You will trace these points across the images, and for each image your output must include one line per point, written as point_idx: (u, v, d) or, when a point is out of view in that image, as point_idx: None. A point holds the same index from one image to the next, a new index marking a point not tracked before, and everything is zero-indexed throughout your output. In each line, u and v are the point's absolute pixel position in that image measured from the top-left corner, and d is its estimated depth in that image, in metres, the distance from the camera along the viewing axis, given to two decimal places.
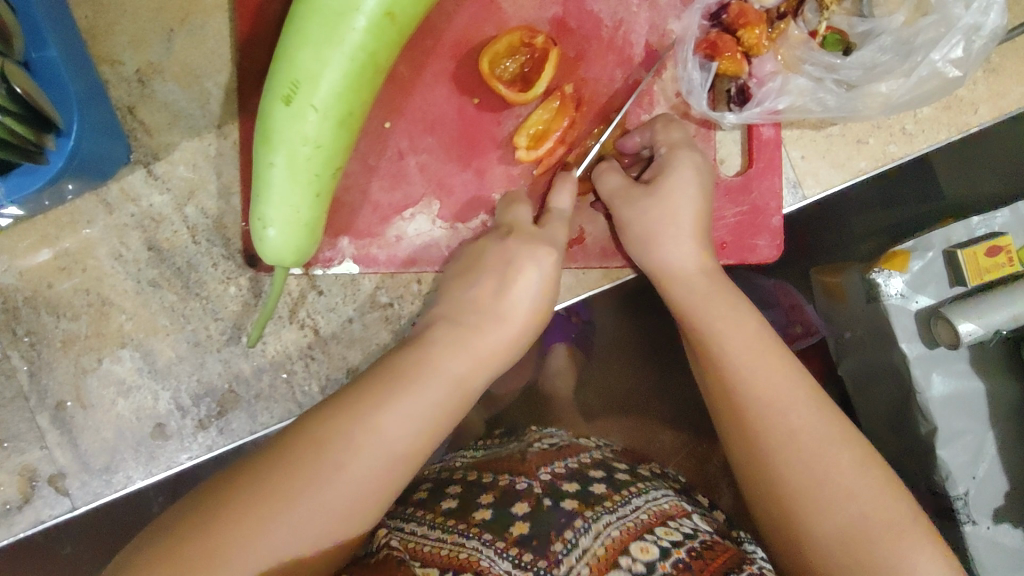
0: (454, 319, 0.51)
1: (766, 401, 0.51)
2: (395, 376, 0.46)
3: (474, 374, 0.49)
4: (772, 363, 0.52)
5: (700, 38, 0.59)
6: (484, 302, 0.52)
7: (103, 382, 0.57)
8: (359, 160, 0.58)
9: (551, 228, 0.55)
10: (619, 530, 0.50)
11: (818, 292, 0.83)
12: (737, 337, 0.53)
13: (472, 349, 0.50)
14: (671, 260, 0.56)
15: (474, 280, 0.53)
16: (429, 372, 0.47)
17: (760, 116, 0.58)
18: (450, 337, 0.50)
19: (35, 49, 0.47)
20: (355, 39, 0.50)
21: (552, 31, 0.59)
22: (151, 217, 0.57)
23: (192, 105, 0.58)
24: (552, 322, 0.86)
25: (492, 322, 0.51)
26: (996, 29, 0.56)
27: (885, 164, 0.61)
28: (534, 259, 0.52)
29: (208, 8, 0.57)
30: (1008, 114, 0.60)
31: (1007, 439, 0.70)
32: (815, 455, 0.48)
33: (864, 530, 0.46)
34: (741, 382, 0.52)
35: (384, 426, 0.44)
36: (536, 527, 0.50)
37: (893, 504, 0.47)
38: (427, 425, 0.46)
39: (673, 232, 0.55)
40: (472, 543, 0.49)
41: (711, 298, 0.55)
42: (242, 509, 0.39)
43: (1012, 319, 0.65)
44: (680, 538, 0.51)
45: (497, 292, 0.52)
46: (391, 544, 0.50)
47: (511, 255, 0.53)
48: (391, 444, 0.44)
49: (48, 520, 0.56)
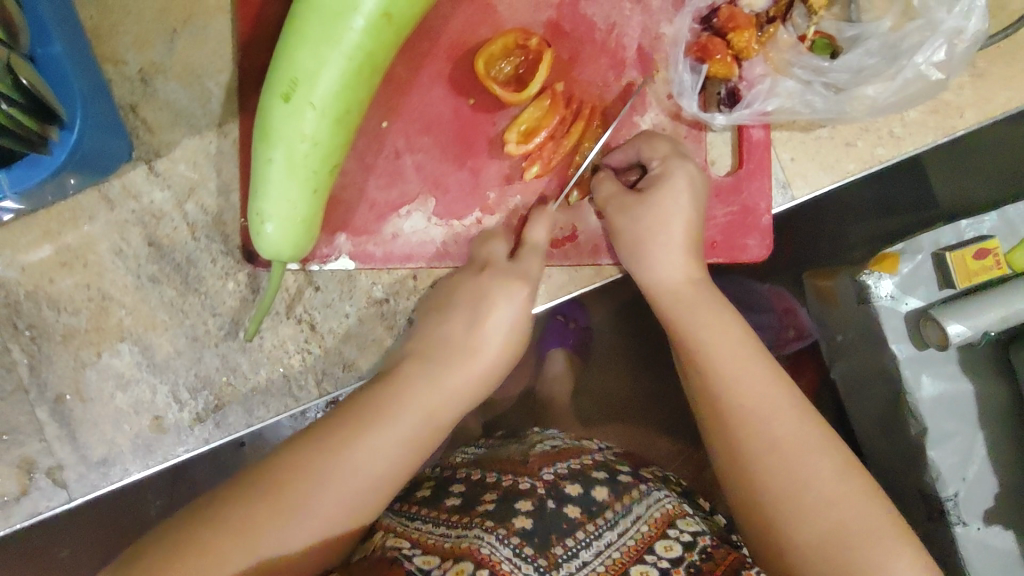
0: (421, 355, 0.52)
1: (751, 405, 0.51)
2: (359, 419, 0.47)
3: (440, 414, 0.50)
4: (755, 368, 0.53)
5: (691, 41, 0.60)
6: (454, 338, 0.53)
7: (101, 376, 0.58)
8: (357, 159, 0.59)
9: (526, 262, 0.55)
10: (620, 551, 0.51)
11: (811, 297, 0.83)
12: (719, 344, 0.54)
13: (440, 394, 0.50)
14: (661, 267, 0.56)
15: (449, 314, 0.54)
16: (388, 421, 0.48)
17: (749, 117, 0.59)
18: (424, 372, 0.51)
19: (41, 44, 0.48)
20: (352, 39, 0.51)
21: (547, 34, 0.60)
22: (152, 213, 0.58)
23: (193, 104, 0.59)
24: (549, 328, 0.87)
25: (458, 363, 0.52)
26: (978, 32, 0.58)
27: (873, 167, 0.61)
28: (508, 299, 0.53)
29: (210, 10, 0.59)
30: (993, 118, 0.61)
31: (998, 441, 0.71)
32: (796, 462, 0.49)
33: (840, 536, 0.46)
34: (723, 384, 0.52)
35: (359, 460, 0.46)
36: (538, 526, 0.51)
37: (871, 513, 0.47)
38: (405, 458, 0.48)
39: (662, 240, 0.56)
40: (474, 531, 0.50)
41: (701, 307, 0.55)
42: (229, 523, 0.43)
43: (999, 319, 0.64)
44: (680, 554, 0.52)
45: (468, 329, 0.53)
46: (387, 545, 0.51)
47: (484, 291, 0.54)
48: (347, 491, 0.45)
49: (45, 511, 0.57)
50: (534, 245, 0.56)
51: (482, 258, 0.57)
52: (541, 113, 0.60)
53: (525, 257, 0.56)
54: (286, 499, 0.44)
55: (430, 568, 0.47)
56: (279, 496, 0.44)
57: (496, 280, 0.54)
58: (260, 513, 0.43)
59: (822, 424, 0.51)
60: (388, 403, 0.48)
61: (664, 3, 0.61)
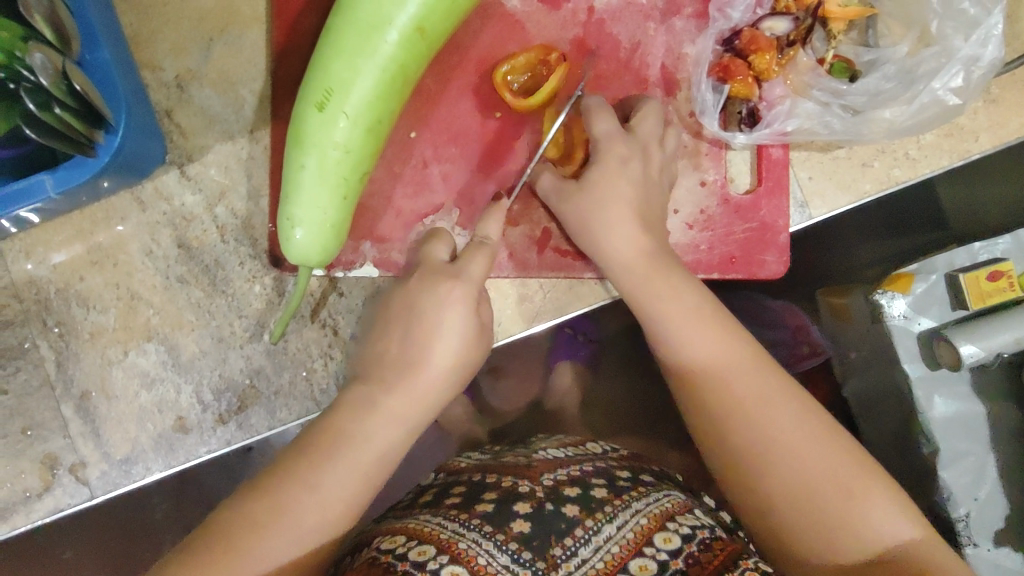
0: (368, 376, 0.52)
1: (748, 405, 0.51)
2: (303, 460, 0.48)
3: (389, 435, 0.50)
4: (747, 368, 0.52)
5: (713, 62, 0.62)
6: (393, 354, 0.53)
7: (126, 374, 0.59)
8: (385, 167, 0.61)
9: (468, 266, 0.54)
10: (619, 544, 0.51)
11: (828, 316, 0.85)
12: (706, 341, 0.53)
13: (385, 414, 0.50)
14: (628, 270, 0.56)
15: (386, 330, 0.54)
16: (335, 449, 0.48)
17: (769, 137, 0.61)
18: (367, 393, 0.51)
19: (90, 50, 0.49)
20: (387, 51, 0.52)
21: (572, 52, 0.62)
22: (183, 216, 0.60)
23: (227, 110, 0.60)
24: (557, 340, 0.87)
25: (401, 380, 0.51)
26: (994, 60, 0.59)
27: (889, 187, 0.63)
28: (438, 302, 0.53)
29: (246, 20, 0.60)
30: (1007, 143, 0.63)
31: (1010, 463, 0.71)
32: (799, 461, 0.49)
33: (841, 530, 0.47)
34: (714, 384, 0.52)
35: (304, 499, 0.46)
36: (537, 528, 0.52)
37: (885, 508, 0.47)
38: (357, 490, 0.48)
39: (631, 247, 0.56)
40: (470, 535, 0.51)
41: (693, 302, 0.54)
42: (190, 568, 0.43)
43: (1014, 342, 0.66)
44: (678, 545, 0.52)
45: (404, 343, 0.53)
46: (381, 548, 0.51)
47: (414, 300, 0.54)
48: (298, 532, 0.46)
49: (66, 508, 0.58)
50: (485, 245, 0.55)
51: (422, 261, 0.56)
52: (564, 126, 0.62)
53: (470, 258, 0.54)
54: (238, 549, 0.44)
55: (425, 560, 0.48)
56: (240, 536, 0.44)
57: (426, 285, 0.54)
58: (220, 556, 0.43)
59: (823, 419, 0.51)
60: (335, 438, 0.48)
61: (688, 24, 0.63)
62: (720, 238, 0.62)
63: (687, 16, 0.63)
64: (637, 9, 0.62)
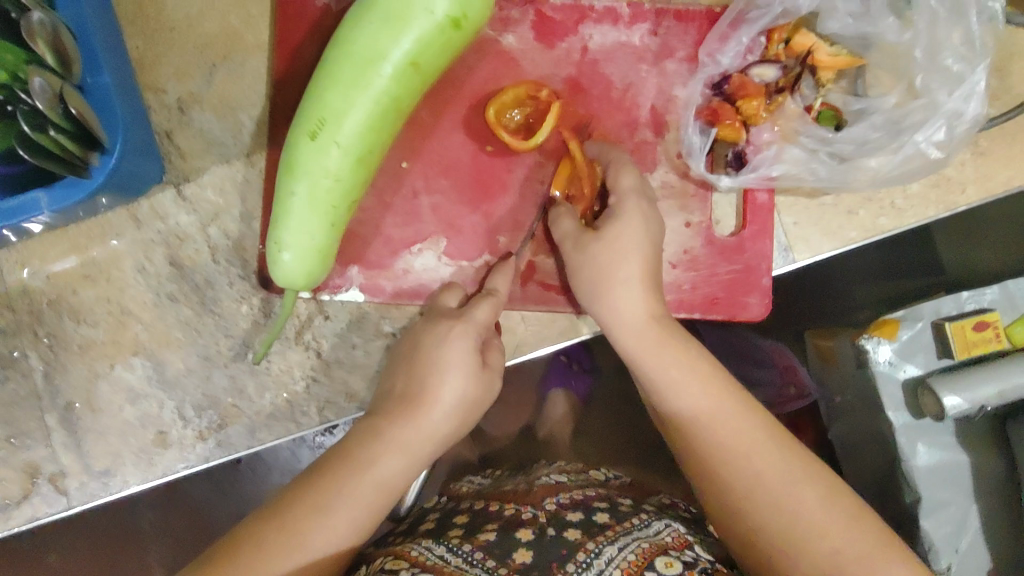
0: (376, 411, 0.54)
1: (728, 445, 0.53)
2: (314, 489, 0.48)
3: (394, 467, 0.51)
4: (728, 410, 0.54)
5: (702, 105, 0.63)
6: (398, 390, 0.54)
7: (113, 388, 0.60)
8: (376, 196, 0.62)
9: (474, 311, 0.56)
10: (620, 568, 0.51)
11: (812, 357, 0.84)
12: (690, 389, 0.55)
13: (389, 443, 0.51)
14: (618, 305, 0.56)
15: (397, 369, 0.56)
16: (345, 476, 0.49)
17: (755, 181, 0.62)
18: (373, 425, 0.52)
19: (91, 74, 0.51)
20: (381, 85, 0.54)
21: (565, 90, 0.63)
22: (176, 234, 0.61)
23: (226, 134, 0.62)
24: (551, 367, 0.90)
25: (408, 413, 0.52)
26: (977, 116, 0.60)
27: (875, 235, 0.63)
28: (442, 340, 0.55)
29: (250, 47, 0.62)
30: (995, 196, 0.63)
31: (991, 516, 0.71)
32: (783, 497, 0.51)
33: (827, 561, 0.48)
34: (698, 427, 0.54)
35: (312, 530, 0.47)
36: (538, 556, 0.52)
37: (863, 536, 0.49)
38: (361, 520, 0.49)
39: (624, 282, 0.56)
40: (474, 570, 0.51)
41: (664, 348, 0.55)
42: None
43: (998, 395, 0.66)
44: (680, 571, 0.51)
45: (409, 378, 0.54)
46: (386, 568, 0.52)
47: (417, 345, 0.56)
48: (302, 555, 0.46)
49: (43, 517, 0.59)
50: (493, 296, 0.58)
51: (433, 306, 0.60)
52: (556, 162, 0.63)
53: (475, 305, 0.57)
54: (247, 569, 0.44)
55: None
56: (244, 561, 0.45)
57: (434, 326, 0.56)
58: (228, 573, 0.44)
59: (804, 454, 0.53)
60: (344, 468, 0.49)
61: (679, 67, 0.64)
62: (703, 278, 0.63)
63: (679, 60, 0.64)
64: (631, 51, 0.63)
